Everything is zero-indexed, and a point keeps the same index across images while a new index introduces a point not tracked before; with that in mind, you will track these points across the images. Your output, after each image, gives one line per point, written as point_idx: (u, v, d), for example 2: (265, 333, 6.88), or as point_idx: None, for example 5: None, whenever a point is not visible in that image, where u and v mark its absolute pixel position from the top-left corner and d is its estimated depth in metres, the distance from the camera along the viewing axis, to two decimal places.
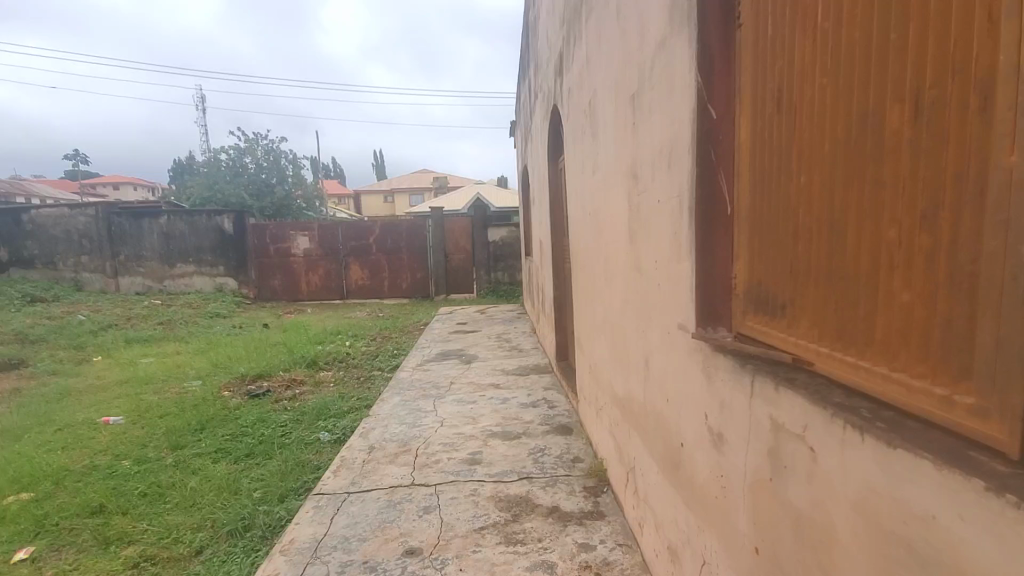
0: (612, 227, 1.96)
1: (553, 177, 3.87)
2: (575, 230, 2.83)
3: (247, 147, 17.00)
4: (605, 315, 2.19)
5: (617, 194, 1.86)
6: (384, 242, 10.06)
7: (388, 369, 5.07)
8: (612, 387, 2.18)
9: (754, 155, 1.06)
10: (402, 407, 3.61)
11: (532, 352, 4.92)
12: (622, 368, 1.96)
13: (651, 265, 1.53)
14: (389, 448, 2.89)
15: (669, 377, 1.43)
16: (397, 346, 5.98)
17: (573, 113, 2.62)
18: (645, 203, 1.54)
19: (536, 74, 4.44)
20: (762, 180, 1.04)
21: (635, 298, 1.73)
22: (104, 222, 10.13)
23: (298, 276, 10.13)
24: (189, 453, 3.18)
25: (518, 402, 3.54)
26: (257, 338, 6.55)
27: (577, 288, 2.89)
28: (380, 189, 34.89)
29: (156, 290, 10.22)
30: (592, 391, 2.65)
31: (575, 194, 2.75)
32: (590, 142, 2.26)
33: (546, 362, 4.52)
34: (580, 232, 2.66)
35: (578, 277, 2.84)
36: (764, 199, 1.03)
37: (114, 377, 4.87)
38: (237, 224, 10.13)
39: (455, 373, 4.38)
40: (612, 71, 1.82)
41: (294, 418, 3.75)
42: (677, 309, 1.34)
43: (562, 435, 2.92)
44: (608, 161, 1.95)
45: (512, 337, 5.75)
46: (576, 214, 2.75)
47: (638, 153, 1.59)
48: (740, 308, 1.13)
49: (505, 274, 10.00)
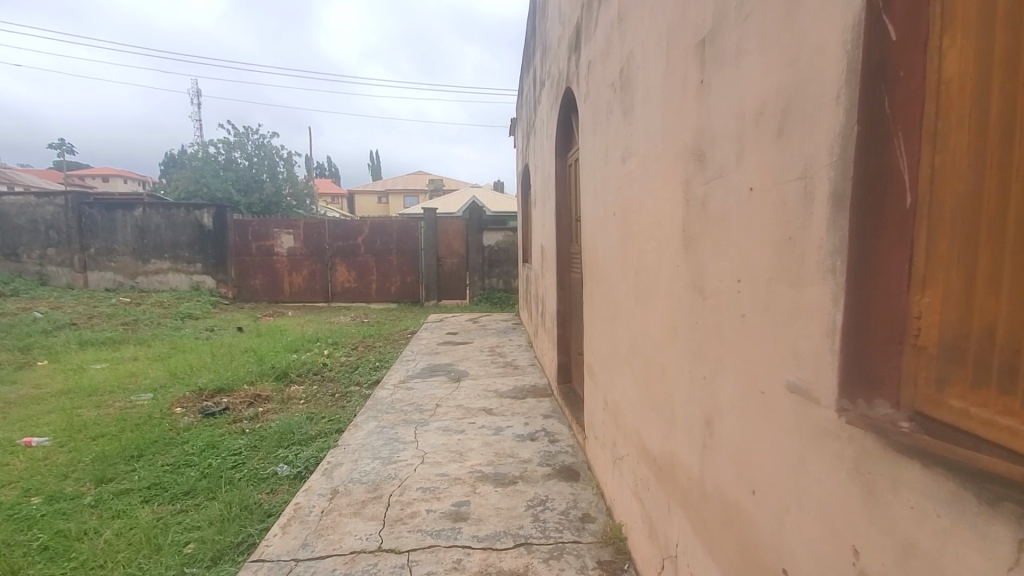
0: (653, 230, 1.46)
1: (561, 176, 3.39)
2: (589, 236, 2.34)
3: (236, 141, 16.42)
4: (634, 345, 1.70)
5: (663, 186, 1.37)
6: (373, 243, 9.55)
7: (366, 385, 4.53)
8: (640, 439, 1.67)
9: (979, 96, 0.56)
10: (377, 435, 3.08)
11: (529, 370, 4.40)
12: (660, 419, 1.45)
13: (726, 286, 1.03)
14: (355, 494, 2.36)
15: (760, 459, 0.93)
16: (380, 358, 5.43)
17: (593, 92, 2.13)
18: (720, 192, 1.05)
19: (542, 60, 3.96)
20: (1001, 144, 0.54)
21: (689, 331, 1.23)
22: (74, 212, 9.53)
23: (281, 276, 9.57)
24: (114, 489, 2.68)
25: (513, 433, 3.01)
26: (227, 343, 5.99)
27: (590, 305, 2.40)
28: (374, 189, 34.32)
29: (127, 287, 9.61)
30: (606, 433, 2.14)
31: (591, 190, 2.26)
32: (619, 123, 1.77)
33: (544, 383, 3.99)
34: (596, 237, 2.17)
35: (591, 293, 2.35)
36: (1005, 179, 0.53)
37: (55, 386, 4.30)
38: (217, 220, 9.56)
39: (442, 394, 3.84)
40: (664, 17, 1.33)
41: (250, 445, 3.20)
42: (784, 360, 0.84)
43: (567, 481, 2.40)
44: (650, 142, 1.46)
45: (506, 351, 5.22)
46: (592, 217, 2.26)
47: (709, 121, 1.09)
48: (929, 376, 0.63)
49: (500, 280, 9.51)
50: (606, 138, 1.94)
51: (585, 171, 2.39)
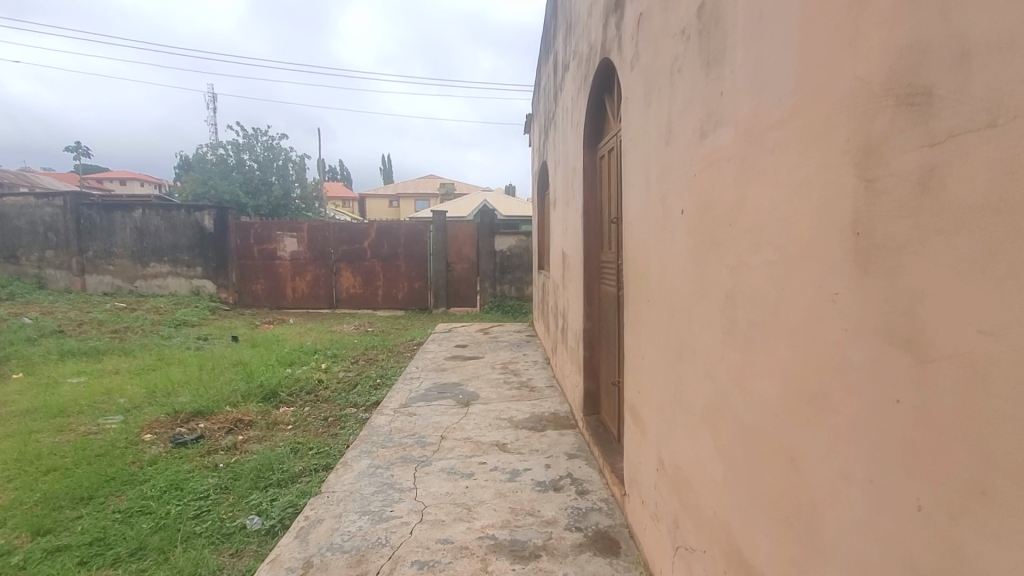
0: (767, 234, 0.94)
1: (590, 170, 2.88)
2: (636, 243, 1.82)
3: (246, 143, 16.18)
4: (718, 398, 1.17)
5: (798, 162, 0.85)
6: (380, 248, 9.11)
7: (364, 408, 4.03)
8: (730, 542, 1.13)
9: None
10: (367, 480, 2.55)
11: (547, 394, 3.88)
12: (776, 530, 0.92)
13: (1007, 346, 0.51)
14: (334, 567, 1.85)
15: None
16: (382, 373, 4.93)
17: (648, 51, 1.62)
18: (988, 156, 0.53)
19: (566, 40, 3.47)
20: None
21: (866, 409, 0.70)
22: (72, 213, 9.23)
23: (283, 281, 9.19)
24: (49, 545, 2.23)
25: (532, 480, 2.49)
26: (219, 355, 5.56)
27: (635, 330, 1.88)
28: (384, 192, 34.06)
29: (126, 291, 9.27)
30: (662, 506, 1.60)
31: (640, 182, 1.74)
32: (696, 83, 1.25)
33: (566, 410, 3.46)
34: (650, 245, 1.65)
35: (637, 316, 1.82)
36: None
37: (20, 405, 3.87)
38: (218, 221, 9.17)
39: (448, 422, 3.32)
40: None
41: (220, 487, 2.71)
42: None
43: (605, 557, 1.86)
44: (766, 97, 0.94)
45: (520, 369, 4.69)
46: (642, 217, 1.74)
47: (945, 26, 0.57)
48: None
49: (512, 287, 9.00)
50: (671, 110, 1.42)
51: (630, 161, 1.87)
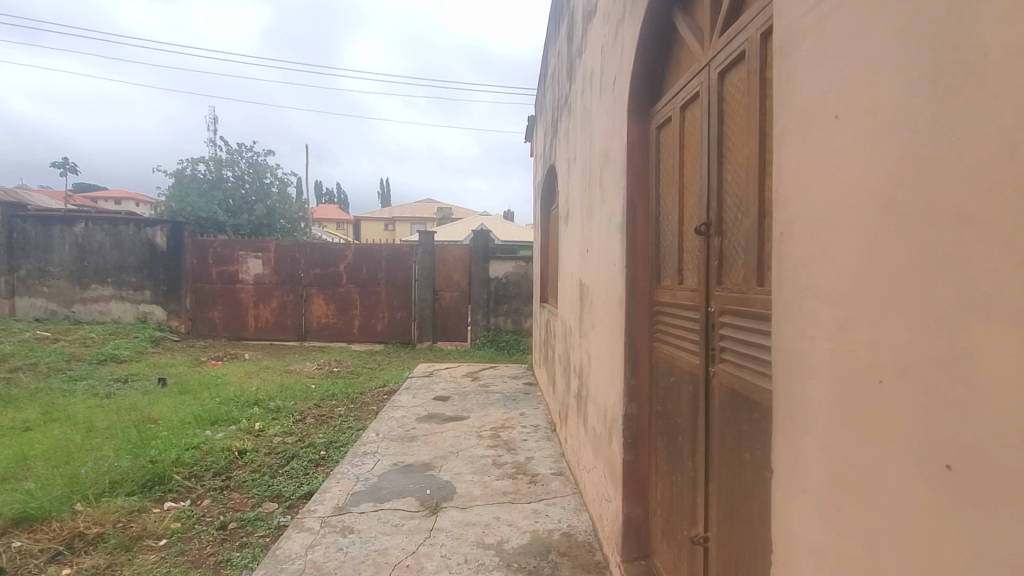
0: None
1: (639, 148, 1.73)
2: (852, 269, 0.65)
3: (228, 159, 15.15)
4: None
5: None
6: (357, 272, 7.94)
7: (286, 505, 2.76)
8: None
9: None
10: None
11: (555, 491, 2.62)
12: None
13: None
14: None
15: None
16: (330, 440, 3.65)
17: None
18: None
19: None
20: None
21: None
22: (4, 227, 8.03)
23: (245, 309, 7.99)
24: None
25: None
26: (127, 406, 4.31)
27: (824, 503, 0.70)
28: (379, 215, 33.05)
29: (61, 317, 8.03)
30: None
31: (890, 88, 0.60)
32: None
33: (586, 531, 2.21)
34: (972, 281, 0.49)
35: (854, 476, 0.64)
36: None
37: None
38: (172, 239, 8.01)
39: (397, 556, 2.06)
40: None
41: None
42: None
43: None
44: None
45: (515, 440, 3.44)
46: (896, 196, 0.58)
47: None
48: None
49: (508, 320, 7.76)
50: None
51: (812, 67, 0.73)
